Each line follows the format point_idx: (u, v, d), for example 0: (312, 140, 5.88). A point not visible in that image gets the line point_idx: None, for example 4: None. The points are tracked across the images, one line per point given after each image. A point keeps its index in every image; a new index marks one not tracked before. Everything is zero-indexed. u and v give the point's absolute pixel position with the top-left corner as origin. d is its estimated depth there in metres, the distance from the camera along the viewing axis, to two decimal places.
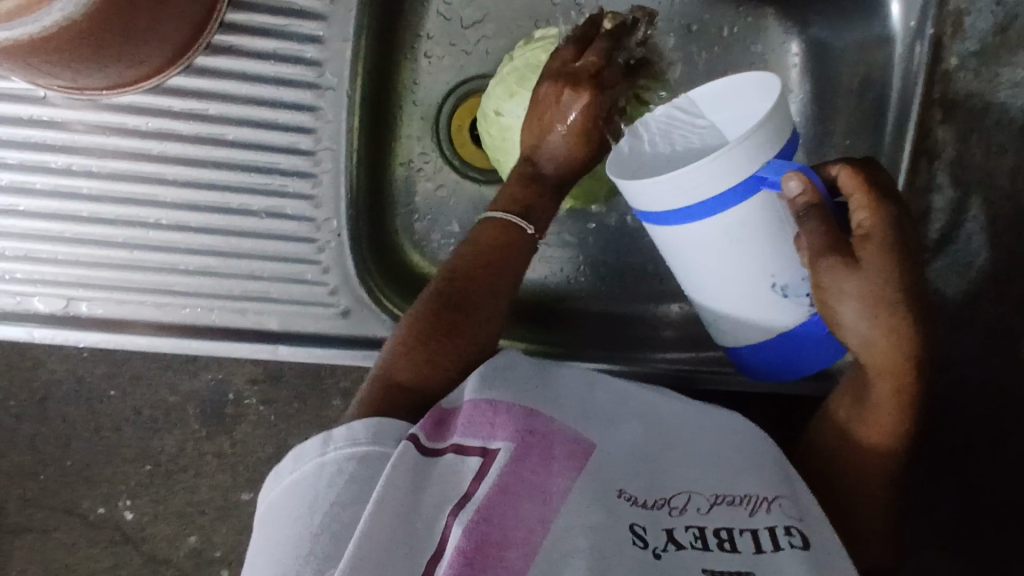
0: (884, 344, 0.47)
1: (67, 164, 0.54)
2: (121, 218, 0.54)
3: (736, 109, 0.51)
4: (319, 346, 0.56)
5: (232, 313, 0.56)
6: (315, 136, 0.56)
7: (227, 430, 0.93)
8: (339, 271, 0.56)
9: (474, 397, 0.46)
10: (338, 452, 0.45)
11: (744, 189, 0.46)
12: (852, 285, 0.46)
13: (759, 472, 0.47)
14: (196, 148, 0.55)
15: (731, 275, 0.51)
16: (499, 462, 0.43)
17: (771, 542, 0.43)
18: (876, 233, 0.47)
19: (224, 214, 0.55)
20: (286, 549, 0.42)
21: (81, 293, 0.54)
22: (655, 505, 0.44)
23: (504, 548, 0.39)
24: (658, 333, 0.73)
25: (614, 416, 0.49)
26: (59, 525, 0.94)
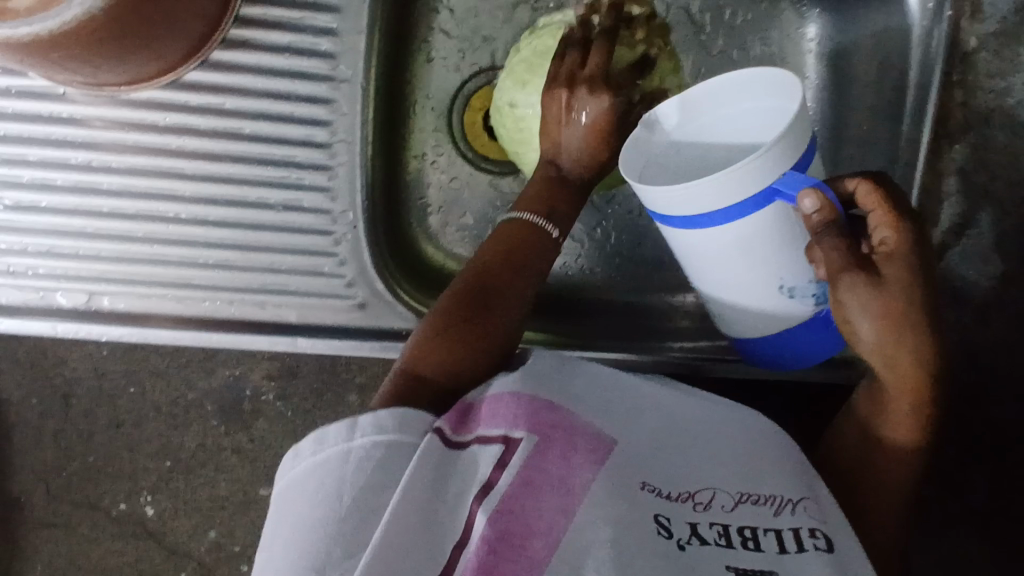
0: (904, 361, 0.47)
1: (87, 160, 0.54)
2: (140, 213, 0.55)
3: (754, 99, 0.50)
4: (338, 338, 0.57)
5: (251, 306, 0.56)
6: (331, 128, 0.56)
7: (246, 425, 0.94)
8: (356, 263, 0.57)
9: (497, 390, 0.47)
10: (366, 439, 0.45)
11: (759, 201, 0.46)
12: (874, 304, 0.46)
13: (780, 472, 0.48)
14: (214, 142, 0.55)
15: (745, 275, 0.51)
16: (522, 451, 0.43)
17: (795, 543, 0.43)
18: (897, 251, 0.47)
19: (242, 207, 0.55)
20: (309, 530, 0.42)
21: (103, 287, 0.55)
22: (679, 498, 0.44)
23: (528, 538, 0.39)
24: (674, 323, 0.72)
25: (630, 410, 0.49)
26: (82, 521, 0.95)
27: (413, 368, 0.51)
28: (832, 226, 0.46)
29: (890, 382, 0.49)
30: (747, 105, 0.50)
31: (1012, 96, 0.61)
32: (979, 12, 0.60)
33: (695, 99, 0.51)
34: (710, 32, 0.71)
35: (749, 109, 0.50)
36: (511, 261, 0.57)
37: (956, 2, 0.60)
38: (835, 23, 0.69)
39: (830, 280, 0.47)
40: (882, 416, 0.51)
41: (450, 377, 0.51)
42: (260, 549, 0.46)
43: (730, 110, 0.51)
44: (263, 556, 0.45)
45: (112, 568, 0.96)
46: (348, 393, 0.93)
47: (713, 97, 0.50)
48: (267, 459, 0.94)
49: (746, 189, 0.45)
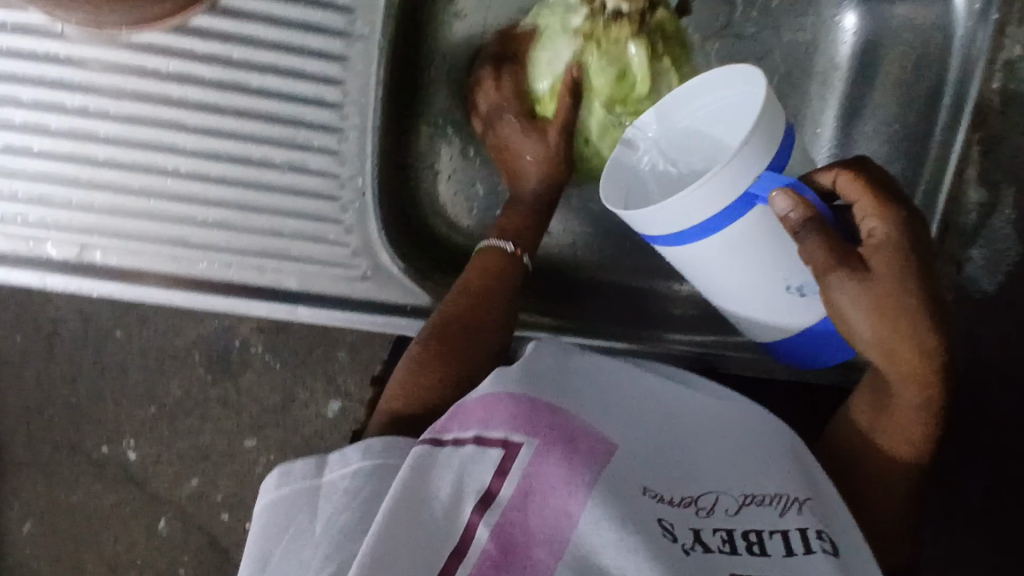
0: (902, 353, 0.47)
1: (83, 104, 0.51)
2: (138, 164, 0.52)
3: (739, 94, 0.50)
4: (338, 308, 0.55)
5: (251, 271, 0.54)
6: (343, 88, 0.53)
7: (233, 376, 0.96)
8: (362, 232, 0.55)
9: (493, 389, 0.48)
10: (332, 474, 0.48)
11: (738, 207, 0.47)
12: (863, 297, 0.46)
13: (785, 471, 0.47)
14: (218, 94, 0.52)
15: (750, 276, 0.51)
16: (522, 456, 0.43)
17: (802, 544, 0.42)
18: (884, 241, 0.47)
19: (244, 165, 0.53)
20: (288, 559, 0.44)
21: (95, 240, 0.52)
22: (682, 503, 0.43)
23: (531, 548, 0.39)
24: (667, 311, 0.72)
25: (633, 412, 0.49)
26: (63, 461, 0.97)
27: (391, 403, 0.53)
28: (811, 222, 0.46)
29: (894, 376, 0.48)
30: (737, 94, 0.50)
31: None
32: None
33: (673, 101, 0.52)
34: (743, 11, 0.68)
35: (739, 104, 0.50)
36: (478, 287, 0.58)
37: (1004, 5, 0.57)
38: (873, 12, 0.67)
39: (818, 279, 0.47)
40: (889, 413, 0.50)
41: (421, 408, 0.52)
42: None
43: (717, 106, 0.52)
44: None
45: (94, 507, 0.98)
46: (337, 351, 0.97)
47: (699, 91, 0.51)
48: (253, 410, 0.97)
49: (725, 194, 0.46)
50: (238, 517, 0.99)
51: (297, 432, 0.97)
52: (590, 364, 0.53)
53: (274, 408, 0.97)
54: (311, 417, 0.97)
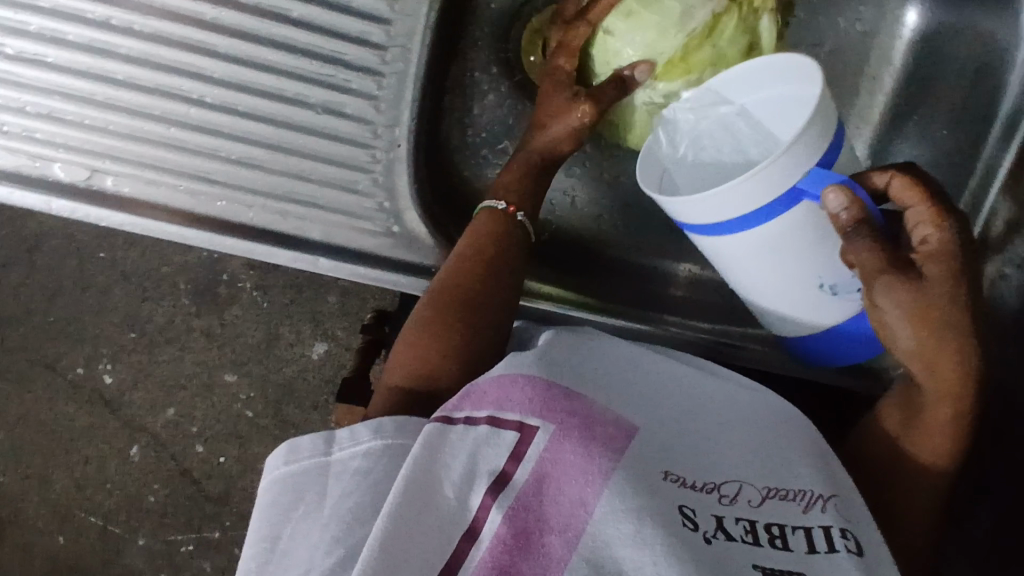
0: (943, 365, 0.46)
1: (106, 17, 0.46)
2: (160, 89, 0.48)
3: (784, 92, 0.50)
4: (362, 264, 0.52)
5: (272, 215, 0.51)
6: (390, 29, 0.48)
7: (218, 309, 0.94)
8: (391, 185, 0.52)
9: (514, 369, 0.47)
10: (341, 451, 0.46)
11: (785, 201, 0.46)
12: (907, 305, 0.45)
13: (812, 466, 0.46)
14: (255, 21, 0.47)
15: (783, 273, 0.50)
16: (538, 441, 0.42)
17: (826, 542, 0.41)
18: (939, 251, 0.45)
19: (279, 102, 0.48)
20: (297, 541, 0.43)
21: (107, 166, 0.49)
22: (704, 490, 0.43)
23: (546, 535, 0.38)
24: (667, 292, 0.70)
25: (655, 394, 0.49)
26: (38, 379, 0.95)
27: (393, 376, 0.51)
28: (864, 225, 0.45)
29: (928, 386, 0.48)
30: (781, 90, 0.50)
31: None
32: None
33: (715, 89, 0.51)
34: None
35: (779, 98, 0.50)
36: (488, 255, 0.54)
37: None
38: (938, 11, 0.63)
39: (863, 282, 0.46)
40: (917, 422, 0.50)
41: (423, 381, 0.50)
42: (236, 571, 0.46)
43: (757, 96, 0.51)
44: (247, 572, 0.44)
45: (65, 428, 0.96)
46: (327, 295, 0.94)
47: (745, 82, 0.50)
48: (236, 346, 0.94)
49: (772, 188, 0.45)
50: (213, 452, 0.97)
51: (279, 371, 0.95)
52: (615, 351, 0.52)
53: (258, 344, 0.95)
54: (294, 357, 0.95)
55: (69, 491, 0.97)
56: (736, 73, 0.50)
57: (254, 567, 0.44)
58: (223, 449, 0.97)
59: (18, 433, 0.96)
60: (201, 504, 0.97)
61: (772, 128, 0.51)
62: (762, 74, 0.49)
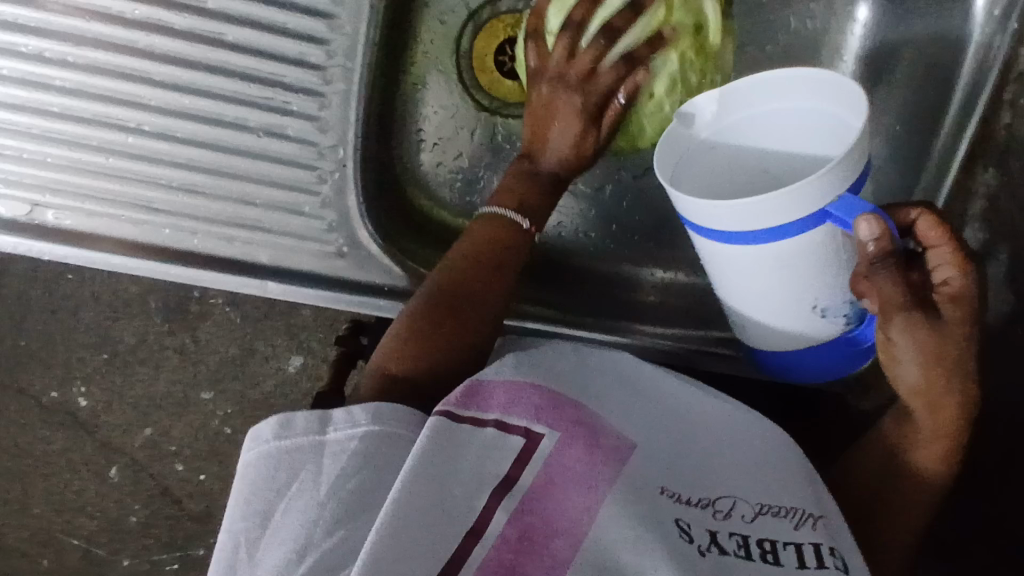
0: (945, 402, 0.49)
1: (38, 49, 0.45)
2: (97, 118, 0.47)
3: (834, 108, 0.48)
4: (311, 287, 0.51)
5: (218, 240, 0.50)
6: (328, 49, 0.48)
7: (191, 326, 0.92)
8: (341, 206, 0.51)
9: (520, 377, 0.49)
10: (337, 432, 0.46)
11: (809, 222, 0.46)
12: (925, 345, 0.47)
13: (797, 489, 0.49)
14: (190, 47, 0.46)
15: (776, 290, 0.51)
16: (545, 447, 0.45)
17: (814, 558, 0.44)
18: (960, 295, 0.48)
19: (217, 127, 0.48)
20: (288, 515, 0.43)
21: (47, 200, 0.48)
22: (700, 504, 0.46)
23: (550, 537, 0.41)
24: (640, 298, 0.71)
25: (642, 409, 0.51)
26: (11, 405, 0.93)
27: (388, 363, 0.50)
28: (891, 259, 0.46)
29: (924, 420, 0.51)
30: (830, 107, 0.49)
31: None
32: None
33: (756, 86, 0.50)
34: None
35: (826, 111, 0.49)
36: (488, 262, 0.54)
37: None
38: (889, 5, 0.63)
39: (883, 314, 0.47)
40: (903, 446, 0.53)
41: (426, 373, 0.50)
42: (218, 544, 0.45)
43: (796, 103, 0.50)
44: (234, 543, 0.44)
45: (41, 453, 0.95)
46: (301, 308, 0.93)
47: (794, 86, 0.49)
48: (211, 362, 0.93)
49: (794, 208, 0.44)
50: (194, 470, 0.96)
51: (256, 387, 0.94)
52: (616, 368, 0.55)
53: (234, 361, 0.93)
54: (270, 372, 0.94)
55: (49, 516, 0.97)
56: (785, 76, 0.49)
57: (244, 541, 0.44)
58: (204, 466, 0.96)
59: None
60: (183, 522, 0.98)
61: (802, 136, 0.51)
62: (813, 83, 0.48)
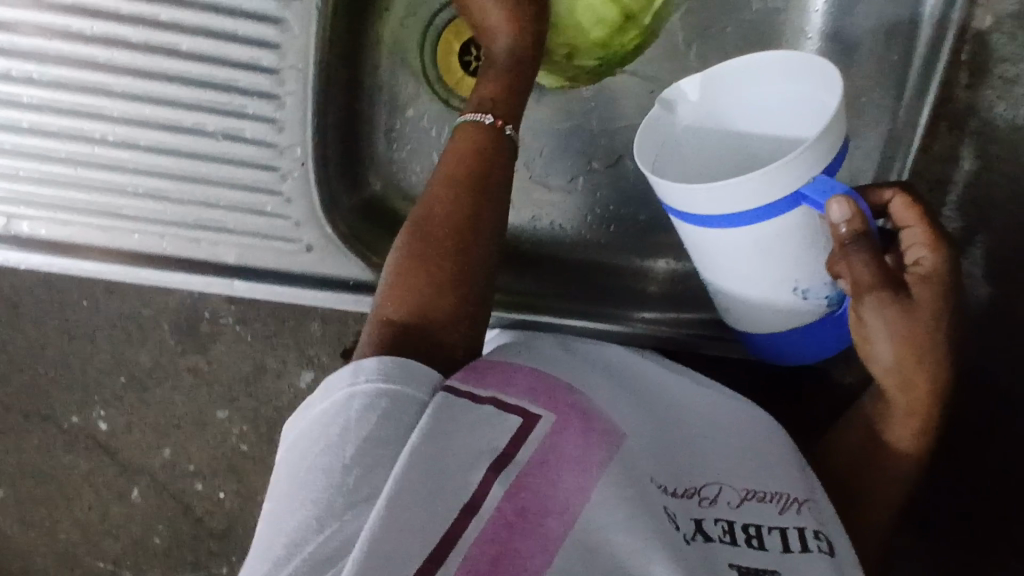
0: (919, 385, 0.49)
1: (6, 70, 0.49)
2: (64, 132, 0.50)
3: (809, 91, 0.50)
4: (275, 283, 0.55)
5: (185, 242, 0.53)
6: (279, 52, 0.49)
7: (202, 346, 0.89)
8: (302, 204, 0.52)
9: (514, 360, 0.48)
10: (369, 383, 0.44)
11: (784, 205, 0.46)
12: (897, 327, 0.46)
13: (787, 473, 0.49)
14: (145, 58, 0.49)
15: (766, 270, 0.50)
16: (540, 428, 0.42)
17: (799, 542, 0.43)
18: (932, 275, 0.47)
19: (177, 133, 0.50)
20: (314, 474, 0.41)
21: (23, 211, 0.53)
22: (685, 494, 0.45)
23: (543, 515, 0.38)
24: (641, 288, 0.69)
25: (628, 397, 0.50)
26: (38, 430, 0.94)
27: (386, 315, 0.50)
28: (863, 240, 0.45)
29: (901, 401, 0.50)
30: (806, 90, 0.50)
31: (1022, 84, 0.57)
32: None
33: (733, 70, 0.52)
34: None
35: (803, 95, 0.50)
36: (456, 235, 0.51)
37: None
38: None
39: (855, 295, 0.47)
40: (882, 425, 0.53)
41: (422, 320, 0.49)
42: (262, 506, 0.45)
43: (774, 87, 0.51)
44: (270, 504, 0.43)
45: (65, 477, 0.96)
46: (308, 325, 0.88)
47: (771, 68, 0.50)
48: (226, 380, 0.90)
49: (767, 193, 0.45)
50: (215, 486, 0.96)
51: (271, 403, 0.91)
52: (601, 359, 0.54)
53: (245, 378, 0.90)
54: (283, 388, 0.91)
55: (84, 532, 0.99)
56: (761, 60, 0.50)
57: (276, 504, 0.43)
58: (223, 484, 0.96)
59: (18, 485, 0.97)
60: (206, 537, 0.98)
61: (780, 121, 0.52)
62: (788, 66, 0.50)
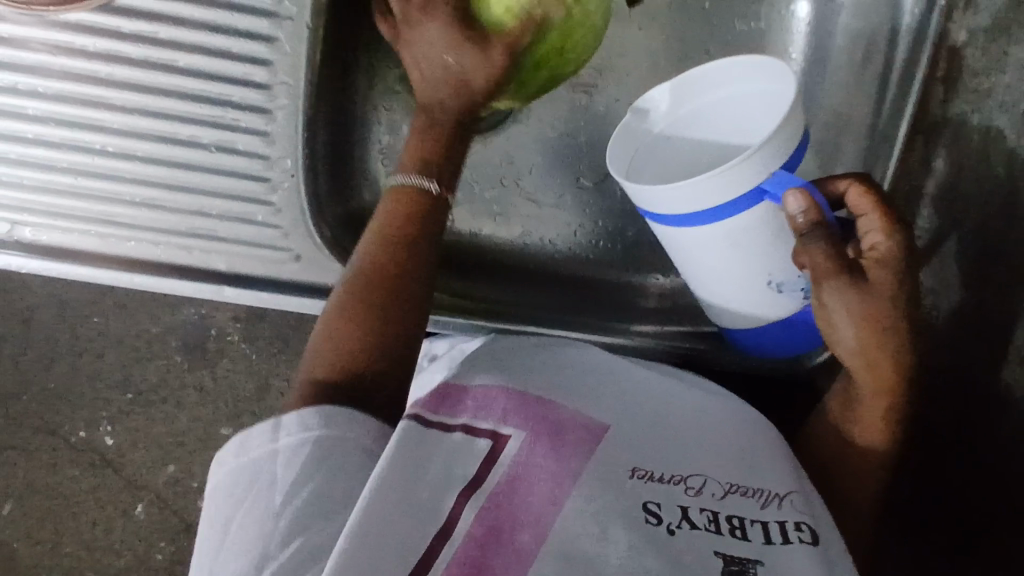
0: (883, 369, 0.49)
1: (11, 83, 0.52)
2: (65, 143, 0.53)
3: (770, 87, 0.52)
4: (264, 290, 0.57)
5: (178, 250, 0.56)
6: (272, 69, 0.53)
7: (208, 363, 0.90)
8: (291, 213, 0.55)
9: (485, 382, 0.48)
10: (290, 437, 0.45)
11: (747, 200, 0.48)
12: (857, 310, 0.47)
13: (773, 469, 0.47)
14: (145, 74, 0.52)
15: (736, 267, 0.52)
16: (511, 448, 0.43)
17: (780, 535, 0.42)
18: (887, 258, 0.47)
19: (173, 145, 0.53)
20: (244, 528, 0.42)
21: (25, 219, 0.55)
22: (671, 481, 0.43)
23: (516, 531, 0.38)
24: (637, 302, 0.71)
25: (600, 392, 0.50)
26: (39, 446, 0.91)
27: (311, 370, 0.50)
28: (817, 229, 0.47)
29: (866, 387, 0.50)
30: (767, 87, 0.52)
31: None
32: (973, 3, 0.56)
33: (696, 79, 0.54)
34: None
35: (764, 93, 0.52)
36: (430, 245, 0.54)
37: None
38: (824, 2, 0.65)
39: (815, 282, 0.48)
40: (851, 414, 0.53)
41: (346, 372, 0.49)
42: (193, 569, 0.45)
43: (738, 91, 0.54)
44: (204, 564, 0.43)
45: (61, 503, 0.92)
46: None
47: (732, 71, 0.53)
48: (230, 399, 0.90)
49: (734, 187, 0.47)
50: None
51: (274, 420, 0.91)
52: (591, 364, 0.53)
53: (251, 396, 0.91)
54: None
55: (70, 565, 0.93)
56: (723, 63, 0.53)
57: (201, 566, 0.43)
58: None
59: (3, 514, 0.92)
60: None
61: (746, 120, 0.53)
62: (749, 66, 0.52)
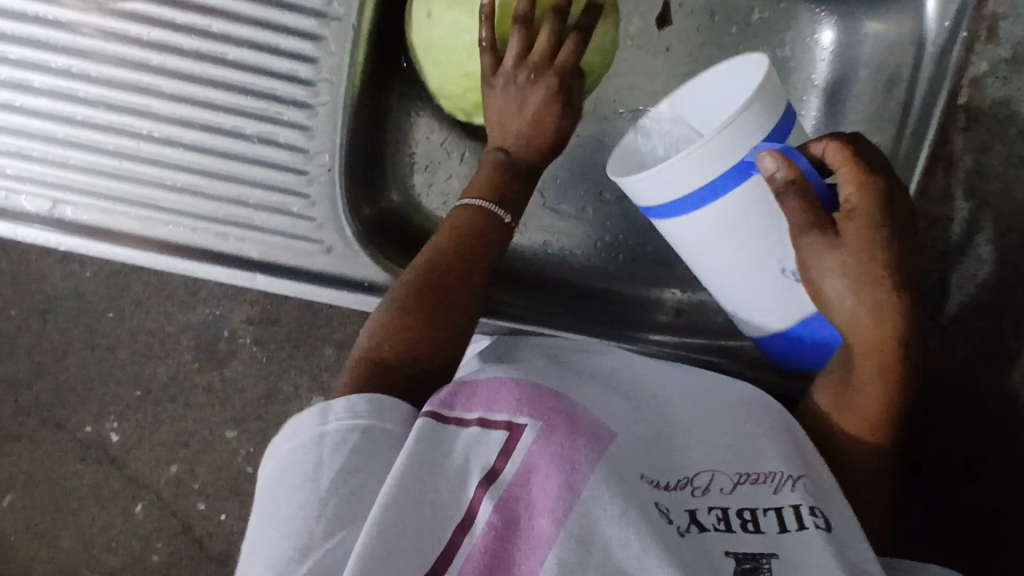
0: (872, 320, 0.48)
1: (66, 66, 0.54)
2: (114, 127, 0.55)
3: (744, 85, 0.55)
4: (295, 280, 0.58)
5: (213, 237, 0.57)
6: (316, 66, 0.55)
7: (218, 365, 0.89)
8: (327, 207, 0.57)
9: (497, 374, 0.46)
10: (340, 422, 0.45)
11: (735, 174, 0.50)
12: (835, 263, 0.47)
13: (783, 449, 0.47)
14: (195, 64, 0.54)
15: (747, 253, 0.53)
16: (527, 438, 0.42)
17: (795, 521, 0.43)
18: (861, 208, 0.48)
19: (215, 134, 0.55)
20: (287, 512, 0.41)
21: (67, 198, 0.56)
22: (676, 487, 0.43)
23: (533, 519, 0.38)
24: (652, 316, 0.71)
25: (615, 385, 0.50)
26: (47, 439, 0.90)
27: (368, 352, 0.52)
28: (792, 187, 0.47)
29: (857, 347, 0.50)
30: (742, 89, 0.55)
31: (1016, 125, 0.61)
32: (995, 36, 0.60)
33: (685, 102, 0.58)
34: (726, 18, 0.68)
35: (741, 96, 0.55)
36: (466, 252, 0.56)
37: (973, 24, 0.60)
38: (849, 32, 0.67)
39: (794, 239, 0.48)
40: (849, 382, 0.52)
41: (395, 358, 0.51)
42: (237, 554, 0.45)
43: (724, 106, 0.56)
44: (245, 549, 0.43)
45: (63, 496, 0.91)
46: (324, 348, 0.89)
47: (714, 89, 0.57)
48: (237, 402, 0.89)
49: (723, 159, 0.49)
50: (216, 509, 0.92)
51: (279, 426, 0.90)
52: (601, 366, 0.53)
53: (259, 401, 0.90)
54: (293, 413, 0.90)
55: (72, 559, 0.93)
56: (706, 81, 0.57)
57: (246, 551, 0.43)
58: (225, 506, 0.92)
59: (3, 504, 0.91)
60: (204, 563, 0.93)
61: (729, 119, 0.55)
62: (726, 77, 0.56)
